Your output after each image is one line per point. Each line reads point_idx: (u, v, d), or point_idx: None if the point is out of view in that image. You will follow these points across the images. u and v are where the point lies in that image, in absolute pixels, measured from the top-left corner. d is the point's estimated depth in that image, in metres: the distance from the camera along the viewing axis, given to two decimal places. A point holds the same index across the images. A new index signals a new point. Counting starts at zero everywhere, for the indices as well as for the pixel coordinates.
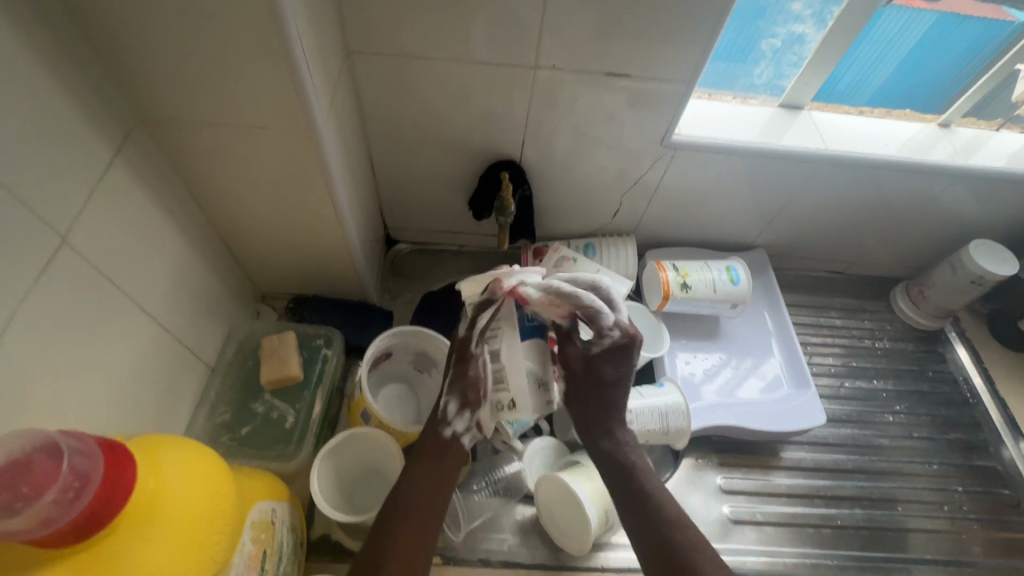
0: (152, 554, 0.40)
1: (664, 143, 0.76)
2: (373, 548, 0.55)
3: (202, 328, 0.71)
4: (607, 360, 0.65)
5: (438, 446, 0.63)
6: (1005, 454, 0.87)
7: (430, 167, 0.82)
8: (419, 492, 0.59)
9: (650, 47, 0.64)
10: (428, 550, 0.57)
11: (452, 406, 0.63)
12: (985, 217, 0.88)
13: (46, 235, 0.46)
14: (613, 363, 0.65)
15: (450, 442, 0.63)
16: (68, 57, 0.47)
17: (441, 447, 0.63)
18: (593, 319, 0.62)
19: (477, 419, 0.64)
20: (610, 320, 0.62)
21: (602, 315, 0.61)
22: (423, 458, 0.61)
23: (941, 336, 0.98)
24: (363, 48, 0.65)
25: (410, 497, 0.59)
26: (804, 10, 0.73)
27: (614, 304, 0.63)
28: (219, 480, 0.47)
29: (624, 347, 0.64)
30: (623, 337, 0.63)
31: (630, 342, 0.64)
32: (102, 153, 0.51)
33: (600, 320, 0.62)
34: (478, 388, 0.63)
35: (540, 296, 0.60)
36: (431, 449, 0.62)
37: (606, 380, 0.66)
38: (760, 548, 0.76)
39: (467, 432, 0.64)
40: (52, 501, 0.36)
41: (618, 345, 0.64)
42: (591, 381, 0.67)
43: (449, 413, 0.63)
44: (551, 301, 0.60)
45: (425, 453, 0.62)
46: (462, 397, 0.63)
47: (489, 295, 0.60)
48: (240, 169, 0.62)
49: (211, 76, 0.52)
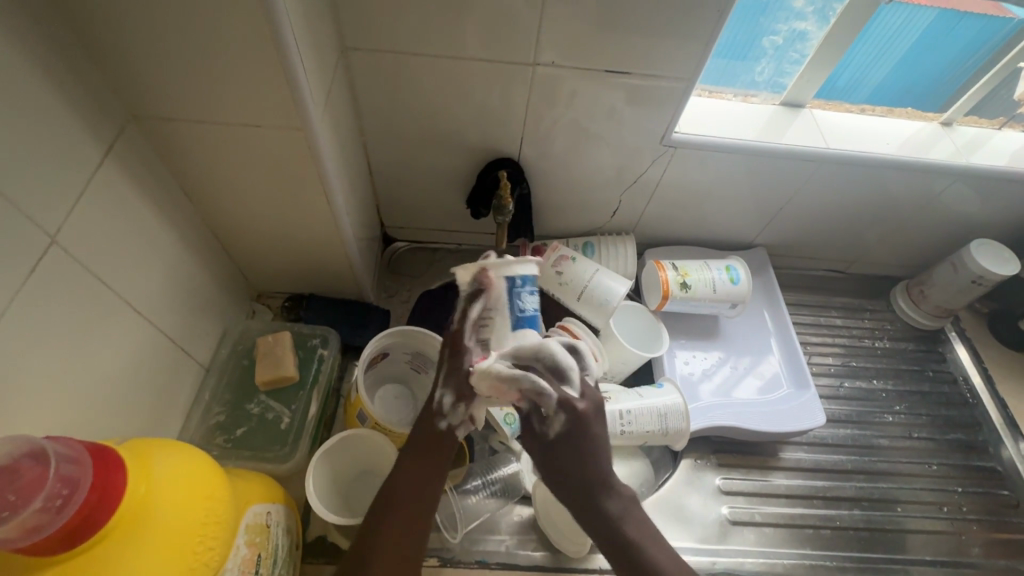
0: (144, 561, 0.39)
1: (665, 141, 0.75)
2: (367, 538, 0.55)
3: (196, 328, 0.70)
4: (568, 441, 0.58)
5: (428, 437, 0.61)
6: (1005, 454, 0.86)
7: (427, 165, 0.81)
8: (412, 480, 0.59)
9: (651, 44, 0.63)
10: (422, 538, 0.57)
11: (444, 399, 0.60)
12: (988, 215, 0.88)
13: (35, 236, 0.45)
14: (573, 448, 0.58)
15: (443, 436, 0.61)
16: (56, 52, 0.46)
17: (433, 438, 0.61)
18: (540, 401, 0.56)
19: (471, 413, 0.61)
20: (553, 402, 0.56)
21: (547, 396, 0.55)
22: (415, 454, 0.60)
23: (942, 336, 0.97)
24: (359, 44, 0.64)
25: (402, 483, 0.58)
26: (806, 6, 0.72)
27: (566, 379, 0.57)
28: (212, 484, 0.46)
29: (577, 429, 0.57)
30: (571, 419, 0.57)
31: (589, 420, 0.57)
32: (92, 152, 0.50)
33: (547, 404, 0.56)
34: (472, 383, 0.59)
35: (500, 376, 0.55)
36: (425, 439, 0.61)
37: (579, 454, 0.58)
38: (758, 550, 0.75)
39: (463, 426, 0.62)
40: (40, 508, 0.35)
41: (566, 431, 0.57)
42: (555, 463, 0.58)
43: (443, 406, 0.60)
44: (502, 385, 0.55)
45: (418, 447, 0.61)
46: (457, 391, 0.60)
47: (476, 285, 0.58)
48: (233, 167, 0.61)
49: (202, 72, 0.51)
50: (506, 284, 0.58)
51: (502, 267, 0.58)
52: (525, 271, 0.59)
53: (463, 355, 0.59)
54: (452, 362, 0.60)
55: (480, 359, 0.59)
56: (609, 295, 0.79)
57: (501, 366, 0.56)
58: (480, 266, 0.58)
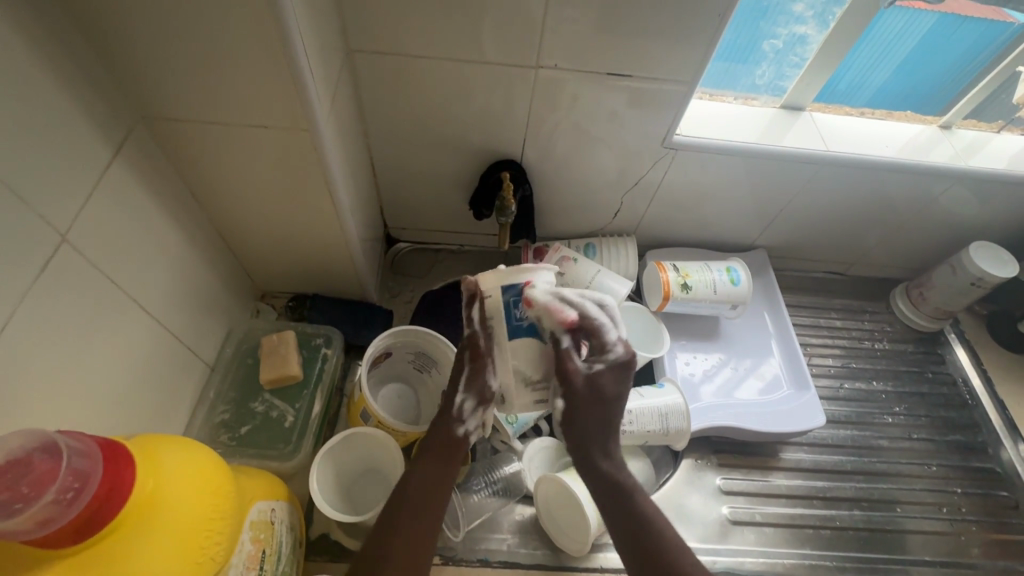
0: (152, 553, 0.40)
1: (666, 144, 0.76)
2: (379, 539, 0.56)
3: (201, 327, 0.71)
4: (599, 394, 0.63)
5: (450, 446, 0.63)
6: (1004, 456, 0.87)
7: (430, 167, 0.82)
8: (422, 483, 0.60)
9: (652, 47, 0.64)
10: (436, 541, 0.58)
11: (466, 403, 0.64)
12: (986, 218, 0.88)
13: (45, 234, 0.46)
14: (613, 387, 0.64)
15: (462, 440, 0.64)
16: (68, 54, 0.46)
17: (454, 445, 0.63)
18: (594, 331, 0.63)
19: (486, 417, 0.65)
20: (609, 335, 0.64)
21: (603, 330, 0.64)
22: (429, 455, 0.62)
23: (941, 338, 0.98)
24: (364, 47, 0.65)
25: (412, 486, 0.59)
26: (806, 10, 0.73)
27: (613, 320, 0.65)
28: (218, 480, 0.47)
29: (619, 369, 0.64)
30: (623, 354, 0.64)
31: (629, 360, 0.64)
32: (102, 152, 0.51)
33: (598, 335, 0.64)
34: (492, 384, 0.63)
35: (555, 302, 0.60)
36: (443, 448, 0.63)
37: (603, 409, 0.64)
38: (759, 549, 0.76)
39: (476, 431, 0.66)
40: (51, 501, 0.36)
41: (618, 362, 0.64)
42: (587, 413, 0.63)
43: (464, 411, 0.64)
44: (560, 306, 0.60)
45: (433, 449, 0.62)
46: (478, 395, 0.64)
47: (472, 291, 0.62)
48: (240, 168, 0.62)
49: (210, 74, 0.51)
50: (506, 291, 0.59)
51: (511, 271, 0.60)
52: (535, 276, 0.60)
53: (483, 362, 0.63)
54: (472, 364, 0.63)
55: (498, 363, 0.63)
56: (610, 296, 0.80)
57: (564, 290, 0.62)
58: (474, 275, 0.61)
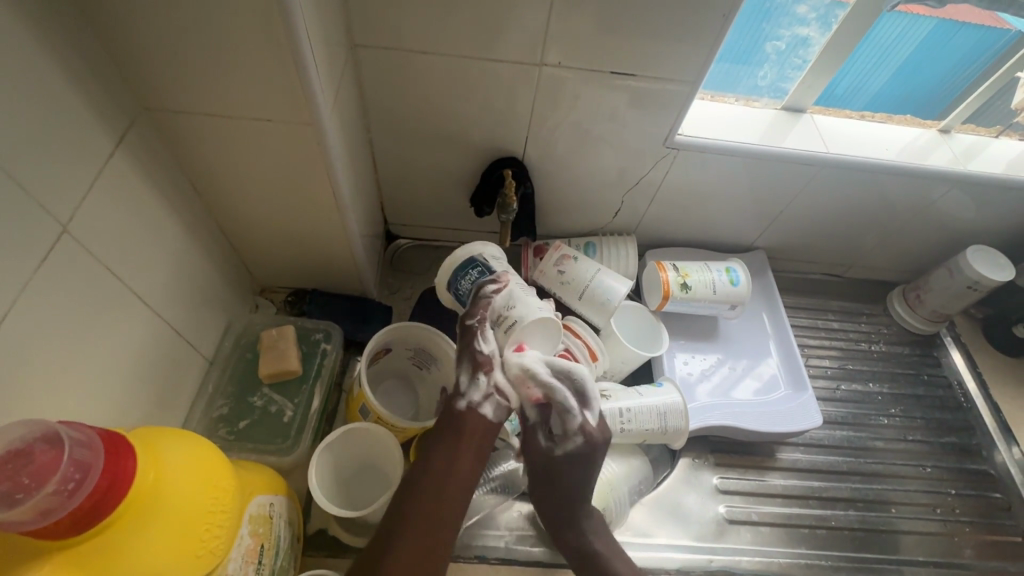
0: (152, 546, 0.40)
1: (667, 144, 0.76)
2: (383, 536, 0.56)
3: (201, 320, 0.70)
4: (568, 466, 0.66)
5: (454, 421, 0.63)
6: (997, 458, 0.87)
7: (432, 163, 0.82)
8: (429, 476, 0.60)
9: (656, 47, 0.64)
10: (440, 537, 0.57)
11: (463, 377, 0.64)
12: (983, 222, 0.89)
13: (46, 223, 0.46)
14: (574, 470, 0.66)
15: (465, 413, 0.63)
16: (71, 43, 0.46)
17: (458, 419, 0.63)
18: (560, 412, 0.65)
19: (493, 387, 0.64)
20: (574, 421, 0.65)
21: (568, 414, 0.65)
22: (442, 438, 0.62)
23: (937, 340, 0.98)
24: (368, 41, 0.64)
25: (423, 480, 0.59)
26: (809, 12, 0.73)
27: (586, 403, 0.66)
28: (219, 473, 0.46)
29: (585, 452, 0.66)
30: (585, 443, 0.66)
31: (592, 450, 0.66)
32: (104, 142, 0.51)
33: (566, 420, 0.65)
34: (484, 350, 0.64)
35: (520, 377, 0.64)
36: (449, 428, 0.62)
37: (563, 483, 0.67)
38: (755, 548, 0.76)
39: (485, 401, 0.64)
40: (52, 492, 0.36)
41: (578, 451, 0.66)
42: (550, 478, 0.67)
43: (461, 384, 0.64)
44: (525, 382, 0.65)
45: (444, 431, 0.63)
46: (473, 364, 0.64)
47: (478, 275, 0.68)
48: (242, 161, 0.62)
49: (214, 67, 0.51)
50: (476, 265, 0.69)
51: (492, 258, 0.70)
52: (489, 250, 0.71)
53: (471, 334, 0.65)
54: (464, 341, 0.65)
55: (490, 337, 0.65)
56: (610, 294, 0.80)
57: (540, 365, 0.65)
58: (484, 258, 0.69)
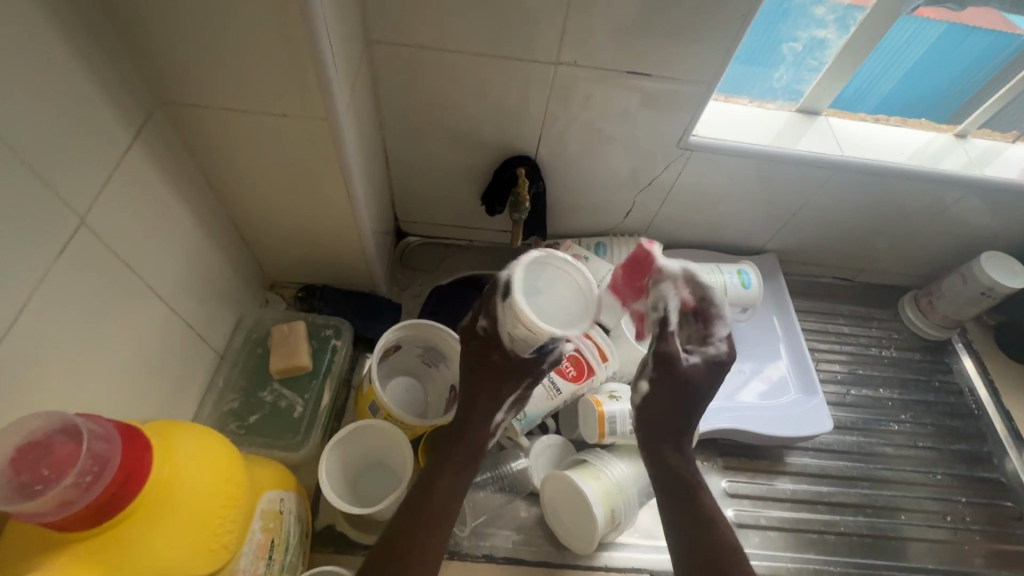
0: (166, 541, 0.40)
1: (682, 145, 0.75)
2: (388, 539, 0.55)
3: (212, 315, 0.70)
4: (706, 383, 0.60)
5: (471, 450, 0.61)
6: (1008, 466, 0.87)
7: (444, 161, 0.81)
8: (437, 488, 0.58)
9: (673, 46, 0.64)
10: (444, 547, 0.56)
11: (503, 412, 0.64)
12: (998, 228, 0.88)
13: (64, 216, 0.46)
14: (709, 386, 0.60)
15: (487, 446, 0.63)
16: (91, 36, 0.46)
17: (474, 443, 0.62)
18: (705, 320, 0.60)
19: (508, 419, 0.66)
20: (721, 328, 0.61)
21: (717, 317, 0.60)
22: (451, 458, 0.60)
23: (948, 346, 0.98)
24: (384, 38, 0.64)
25: (427, 507, 0.57)
26: (827, 14, 0.73)
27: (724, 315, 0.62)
28: (232, 468, 0.46)
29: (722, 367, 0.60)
30: (727, 352, 0.60)
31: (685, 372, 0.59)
32: (122, 136, 0.51)
33: (710, 326, 0.60)
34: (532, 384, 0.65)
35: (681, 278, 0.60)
36: (464, 452, 0.61)
37: (701, 399, 0.60)
38: (763, 553, 0.76)
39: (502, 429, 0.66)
40: (71, 484, 0.35)
41: (719, 361, 0.60)
42: (687, 400, 0.60)
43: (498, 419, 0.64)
44: (686, 285, 0.60)
45: (454, 450, 0.61)
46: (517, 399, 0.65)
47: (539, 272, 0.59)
48: (257, 155, 0.62)
49: (232, 60, 0.51)
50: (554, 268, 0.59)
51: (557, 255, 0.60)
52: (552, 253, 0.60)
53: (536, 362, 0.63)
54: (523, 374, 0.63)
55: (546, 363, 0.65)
56: None
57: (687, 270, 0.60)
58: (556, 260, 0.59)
